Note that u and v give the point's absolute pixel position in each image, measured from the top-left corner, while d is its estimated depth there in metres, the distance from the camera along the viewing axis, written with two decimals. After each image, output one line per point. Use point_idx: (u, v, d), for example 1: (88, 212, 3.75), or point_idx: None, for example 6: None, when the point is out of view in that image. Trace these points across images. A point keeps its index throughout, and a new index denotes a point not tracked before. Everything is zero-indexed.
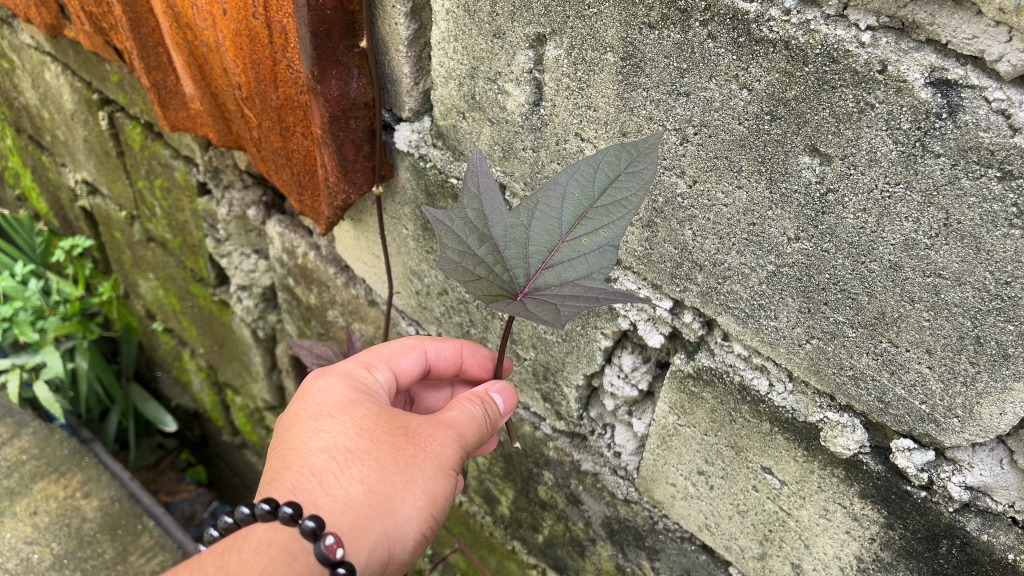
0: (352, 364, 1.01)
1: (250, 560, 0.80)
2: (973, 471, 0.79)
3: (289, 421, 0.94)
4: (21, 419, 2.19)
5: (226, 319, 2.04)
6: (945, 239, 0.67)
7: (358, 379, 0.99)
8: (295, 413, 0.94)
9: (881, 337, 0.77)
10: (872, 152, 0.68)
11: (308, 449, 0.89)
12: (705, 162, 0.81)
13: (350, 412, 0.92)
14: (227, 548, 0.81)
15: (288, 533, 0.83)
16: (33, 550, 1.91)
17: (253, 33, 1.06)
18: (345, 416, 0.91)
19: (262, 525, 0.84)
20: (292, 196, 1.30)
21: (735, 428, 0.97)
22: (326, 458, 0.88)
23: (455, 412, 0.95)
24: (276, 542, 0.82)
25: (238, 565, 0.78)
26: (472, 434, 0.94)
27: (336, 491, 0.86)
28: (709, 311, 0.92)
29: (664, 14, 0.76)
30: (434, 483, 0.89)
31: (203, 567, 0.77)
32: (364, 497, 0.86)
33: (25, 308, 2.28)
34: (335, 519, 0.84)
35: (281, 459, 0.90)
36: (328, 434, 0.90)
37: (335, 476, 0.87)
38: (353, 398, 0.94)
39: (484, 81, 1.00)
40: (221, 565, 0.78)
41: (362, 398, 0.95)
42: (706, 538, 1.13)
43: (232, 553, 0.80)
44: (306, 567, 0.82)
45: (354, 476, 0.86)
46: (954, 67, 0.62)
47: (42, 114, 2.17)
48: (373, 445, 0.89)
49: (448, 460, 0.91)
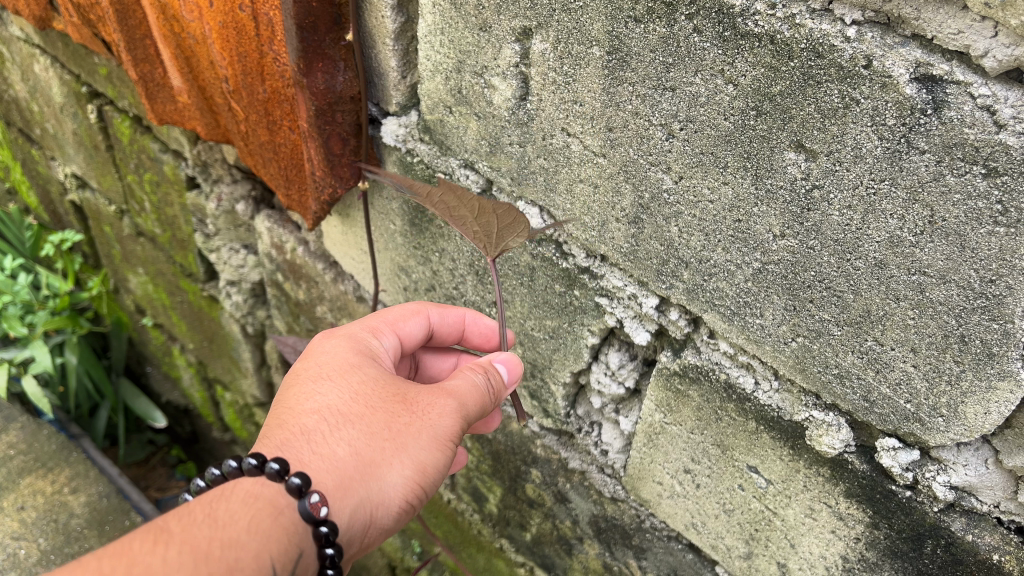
0: (357, 329, 1.01)
1: (237, 510, 0.78)
2: (957, 471, 0.78)
3: (289, 380, 0.94)
4: (9, 414, 2.18)
5: (216, 314, 2.03)
6: (930, 237, 0.67)
7: (362, 344, 0.98)
8: (296, 372, 0.94)
9: (866, 335, 0.76)
10: (857, 148, 0.68)
11: (302, 410, 0.88)
12: (691, 158, 0.81)
13: (349, 376, 0.91)
14: (215, 498, 0.79)
15: (275, 489, 0.81)
16: (20, 545, 1.88)
17: (240, 25, 1.05)
18: (343, 380, 0.91)
19: (248, 480, 0.82)
20: (279, 190, 1.29)
21: (721, 426, 0.97)
22: (317, 419, 0.87)
23: (457, 382, 0.93)
24: (262, 495, 0.80)
25: (224, 514, 0.77)
26: (472, 405, 0.92)
27: (324, 449, 0.85)
28: (695, 309, 0.92)
29: (650, 8, 0.76)
30: (425, 452, 0.87)
31: (191, 513, 0.75)
32: (350, 458, 0.84)
33: (14, 303, 2.26)
34: (321, 477, 0.82)
35: (276, 417, 0.89)
36: (324, 397, 0.89)
37: (325, 436, 0.86)
38: (354, 363, 0.93)
39: (471, 75, 0.99)
40: (209, 512, 0.76)
41: (363, 362, 0.94)
42: (693, 537, 1.12)
43: (220, 502, 0.79)
44: (290, 523, 0.80)
45: (343, 438, 0.85)
46: (940, 62, 0.62)
47: (32, 107, 2.16)
48: (367, 410, 0.88)
49: (443, 430, 0.89)
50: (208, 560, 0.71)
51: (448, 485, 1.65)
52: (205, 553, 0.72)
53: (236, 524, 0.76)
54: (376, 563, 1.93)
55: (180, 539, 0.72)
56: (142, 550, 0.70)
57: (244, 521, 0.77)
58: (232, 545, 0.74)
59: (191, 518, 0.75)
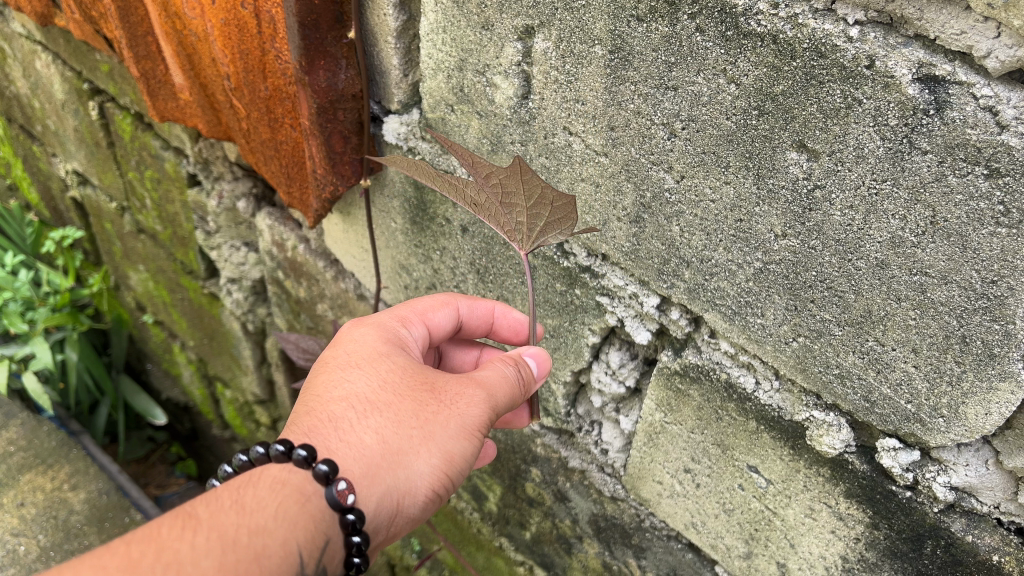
0: (387, 317, 0.99)
1: (264, 497, 0.79)
2: (958, 472, 0.78)
3: (319, 367, 0.94)
4: (9, 410, 2.18)
5: (217, 312, 2.03)
6: (932, 238, 0.67)
7: (392, 332, 0.96)
8: (326, 359, 0.94)
9: (867, 335, 0.76)
10: (859, 148, 0.68)
11: (329, 397, 0.88)
12: (693, 157, 0.81)
13: (377, 364, 0.90)
14: (243, 484, 0.81)
15: (302, 476, 0.82)
16: (20, 541, 1.89)
17: (241, 23, 1.05)
18: (372, 368, 0.90)
19: (275, 467, 0.83)
20: (281, 188, 1.28)
21: (721, 425, 0.97)
22: (344, 407, 0.87)
23: (487, 372, 0.92)
24: (290, 482, 0.81)
25: (253, 501, 0.78)
26: (502, 396, 0.91)
27: (351, 437, 0.84)
28: (696, 308, 0.92)
29: (652, 7, 0.76)
30: (454, 441, 0.86)
31: (218, 499, 0.77)
32: (377, 446, 0.84)
33: (16, 299, 2.26)
34: (348, 465, 0.82)
35: (304, 404, 0.90)
36: (351, 385, 0.88)
37: (352, 424, 0.86)
38: (382, 350, 0.92)
39: (473, 74, 0.99)
40: (237, 499, 0.77)
41: (392, 350, 0.93)
42: (693, 536, 1.12)
43: (247, 488, 0.80)
44: (318, 510, 0.80)
45: (370, 426, 0.85)
46: (942, 63, 0.62)
47: (33, 103, 2.16)
48: (394, 398, 0.87)
49: (472, 419, 0.87)
50: (235, 547, 0.73)
51: None
52: (233, 540, 0.73)
53: (264, 511, 0.77)
54: (376, 561, 1.93)
55: (208, 526, 0.73)
56: (172, 537, 0.72)
57: (271, 507, 0.78)
58: (260, 532, 0.75)
59: (218, 505, 0.76)
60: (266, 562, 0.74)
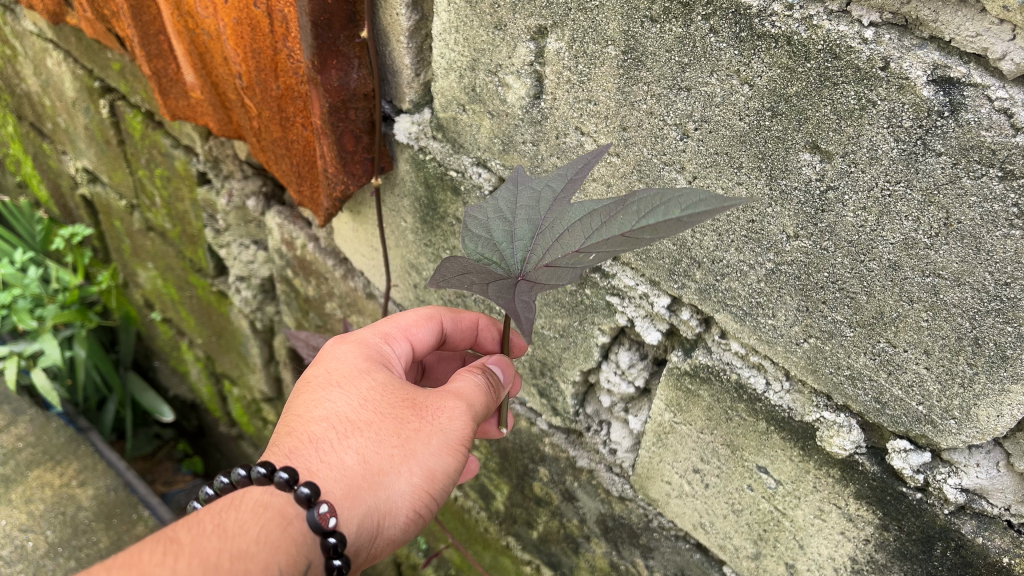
0: (369, 333, 1.01)
1: (247, 520, 0.80)
2: (968, 473, 0.79)
3: (301, 385, 0.96)
4: (18, 406, 2.20)
5: (225, 310, 2.04)
6: (945, 239, 0.67)
7: (373, 349, 0.98)
8: (309, 378, 0.95)
9: (879, 337, 0.76)
10: (872, 150, 0.68)
11: (310, 418, 0.90)
12: (705, 158, 0.81)
13: (358, 382, 0.92)
14: (225, 507, 0.82)
15: (284, 498, 0.83)
16: (28, 538, 1.90)
17: (254, 22, 1.05)
18: (352, 386, 0.91)
19: (257, 489, 0.85)
20: (291, 187, 1.29)
21: (731, 426, 0.97)
22: (325, 427, 0.89)
23: (462, 382, 0.92)
24: (272, 505, 0.82)
25: (234, 526, 0.79)
26: (480, 405, 0.91)
27: (332, 459, 0.86)
28: (707, 308, 0.92)
29: (666, 8, 0.76)
30: (434, 458, 0.88)
31: (201, 524, 0.77)
32: (357, 467, 0.86)
33: (25, 296, 2.27)
34: (330, 487, 0.85)
35: (287, 424, 0.92)
36: (332, 404, 0.90)
37: (333, 445, 0.87)
38: (363, 368, 0.94)
39: (485, 73, 0.99)
40: (219, 523, 0.78)
41: (372, 367, 0.94)
42: (701, 537, 1.12)
43: (229, 512, 0.81)
44: (299, 533, 0.82)
45: (351, 447, 0.87)
46: (956, 65, 0.62)
47: (44, 101, 2.17)
48: (375, 417, 0.88)
49: (452, 434, 0.89)
50: (217, 571, 0.73)
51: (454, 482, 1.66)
52: (214, 564, 0.74)
53: (245, 535, 0.78)
54: (383, 560, 1.94)
55: (190, 551, 0.74)
56: (153, 563, 0.72)
57: (253, 531, 0.79)
58: (241, 557, 0.75)
59: (200, 530, 0.77)
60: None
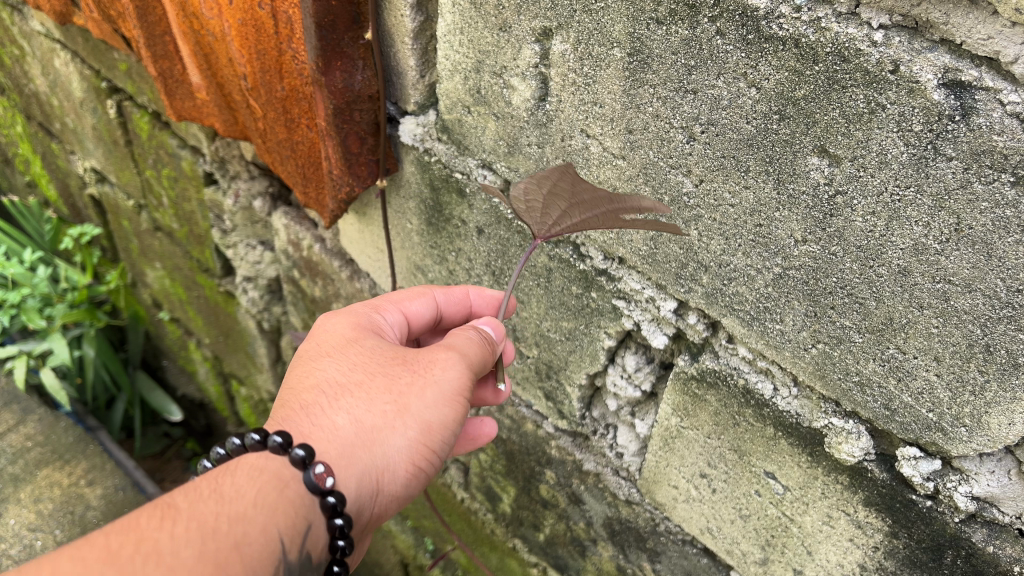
0: (359, 306, 1.01)
1: (243, 484, 0.79)
2: (979, 482, 0.77)
3: (293, 360, 0.95)
4: (27, 406, 2.19)
5: (232, 309, 2.04)
6: (956, 245, 0.66)
7: (363, 319, 0.98)
8: (299, 352, 0.95)
9: (888, 342, 0.75)
10: (882, 154, 0.67)
11: (303, 387, 0.89)
12: (712, 161, 0.80)
13: (347, 349, 0.92)
14: (221, 473, 0.81)
15: (279, 463, 0.82)
16: (36, 537, 1.89)
17: (259, 23, 1.04)
18: (343, 353, 0.92)
19: (253, 454, 0.83)
20: (297, 188, 1.28)
21: (738, 431, 0.96)
22: (318, 393, 0.88)
23: (454, 338, 0.92)
24: (267, 469, 0.81)
25: (231, 490, 0.78)
26: (474, 355, 0.91)
27: (327, 421, 0.86)
28: (714, 313, 0.91)
29: (672, 10, 0.75)
30: (431, 411, 0.87)
31: (197, 488, 0.77)
32: (353, 427, 0.85)
33: (34, 295, 2.29)
34: (325, 449, 0.83)
35: (280, 396, 0.91)
36: (323, 372, 0.90)
37: (327, 409, 0.87)
38: (354, 337, 0.94)
39: (490, 75, 0.98)
40: (215, 487, 0.78)
41: (361, 335, 0.94)
42: (708, 541, 1.11)
43: (224, 477, 0.80)
44: (296, 494, 0.81)
45: (345, 408, 0.86)
46: (968, 68, 0.61)
47: (52, 101, 2.17)
48: (366, 378, 0.88)
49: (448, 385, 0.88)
50: (215, 533, 0.73)
51: (461, 483, 1.65)
52: (213, 528, 0.73)
53: (242, 498, 0.78)
54: (391, 560, 1.93)
55: (188, 515, 0.73)
56: (151, 525, 0.71)
57: (250, 495, 0.78)
58: (240, 520, 0.75)
59: (196, 494, 0.76)
60: (246, 550, 0.74)
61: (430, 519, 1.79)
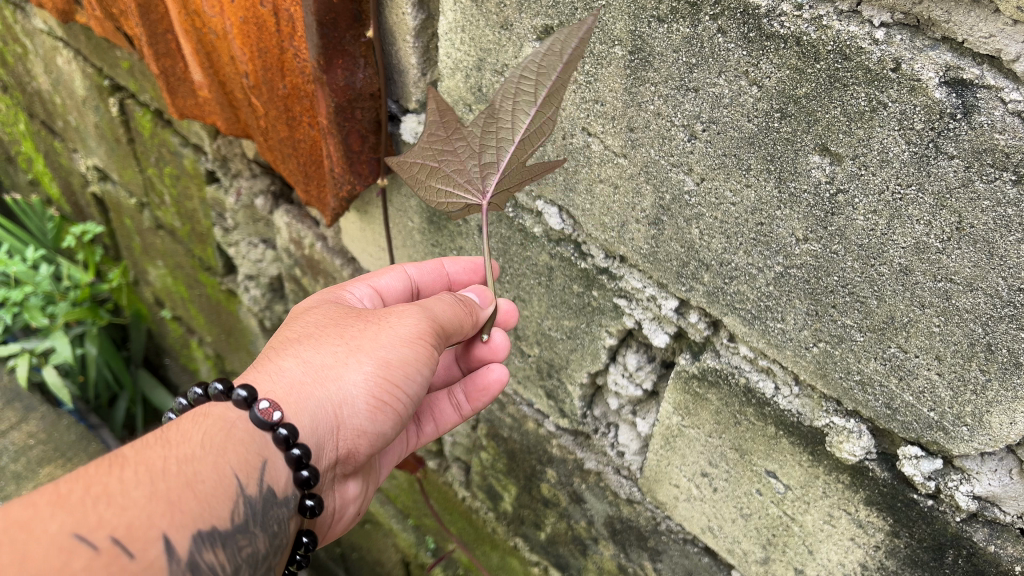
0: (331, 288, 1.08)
1: (192, 424, 0.85)
2: (981, 481, 0.76)
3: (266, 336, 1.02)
4: (30, 404, 2.16)
5: (234, 308, 2.04)
6: (957, 244, 0.66)
7: (333, 295, 1.05)
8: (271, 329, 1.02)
9: (890, 342, 0.75)
10: (883, 152, 0.67)
11: (267, 348, 0.96)
12: (714, 159, 0.80)
13: (310, 316, 0.99)
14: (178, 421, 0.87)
15: (223, 407, 0.88)
16: None
17: (260, 21, 1.04)
18: (305, 319, 0.98)
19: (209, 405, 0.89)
20: (298, 186, 1.28)
21: (739, 430, 0.96)
22: (276, 349, 0.94)
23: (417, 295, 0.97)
24: (213, 413, 0.87)
25: (178, 435, 0.81)
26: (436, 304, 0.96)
27: (283, 369, 0.91)
28: (715, 312, 0.91)
29: (673, 8, 0.74)
30: (386, 349, 0.91)
31: (144, 437, 0.81)
32: (305, 372, 0.91)
33: (36, 293, 2.30)
34: (275, 390, 0.89)
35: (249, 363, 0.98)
36: (285, 334, 0.96)
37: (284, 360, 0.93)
38: (319, 307, 1.01)
39: (491, 73, 0.98)
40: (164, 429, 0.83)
41: (327, 305, 1.01)
42: (709, 540, 1.11)
43: (177, 421, 0.86)
44: (245, 432, 0.86)
45: (300, 357, 0.92)
46: (970, 67, 0.61)
47: (54, 99, 2.17)
48: (322, 332, 0.94)
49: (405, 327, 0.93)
50: (163, 474, 0.76)
51: (462, 482, 1.65)
52: (163, 469, 0.76)
53: (189, 438, 0.82)
54: (392, 558, 1.94)
55: (136, 460, 0.76)
56: (99, 472, 0.74)
57: (197, 437, 0.82)
58: (188, 460, 0.79)
59: (144, 442, 0.80)
60: (200, 486, 0.78)
61: (431, 518, 1.79)
